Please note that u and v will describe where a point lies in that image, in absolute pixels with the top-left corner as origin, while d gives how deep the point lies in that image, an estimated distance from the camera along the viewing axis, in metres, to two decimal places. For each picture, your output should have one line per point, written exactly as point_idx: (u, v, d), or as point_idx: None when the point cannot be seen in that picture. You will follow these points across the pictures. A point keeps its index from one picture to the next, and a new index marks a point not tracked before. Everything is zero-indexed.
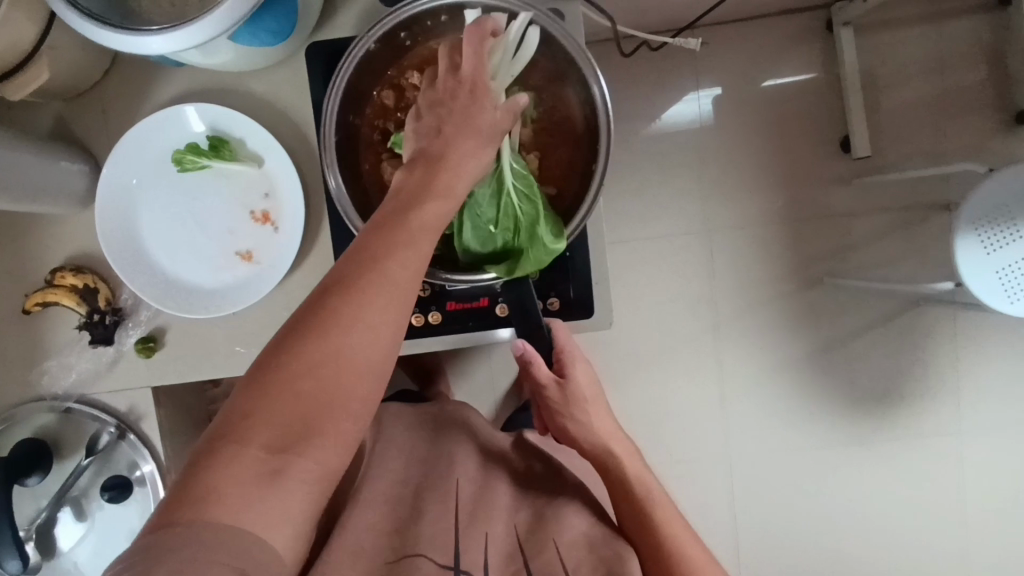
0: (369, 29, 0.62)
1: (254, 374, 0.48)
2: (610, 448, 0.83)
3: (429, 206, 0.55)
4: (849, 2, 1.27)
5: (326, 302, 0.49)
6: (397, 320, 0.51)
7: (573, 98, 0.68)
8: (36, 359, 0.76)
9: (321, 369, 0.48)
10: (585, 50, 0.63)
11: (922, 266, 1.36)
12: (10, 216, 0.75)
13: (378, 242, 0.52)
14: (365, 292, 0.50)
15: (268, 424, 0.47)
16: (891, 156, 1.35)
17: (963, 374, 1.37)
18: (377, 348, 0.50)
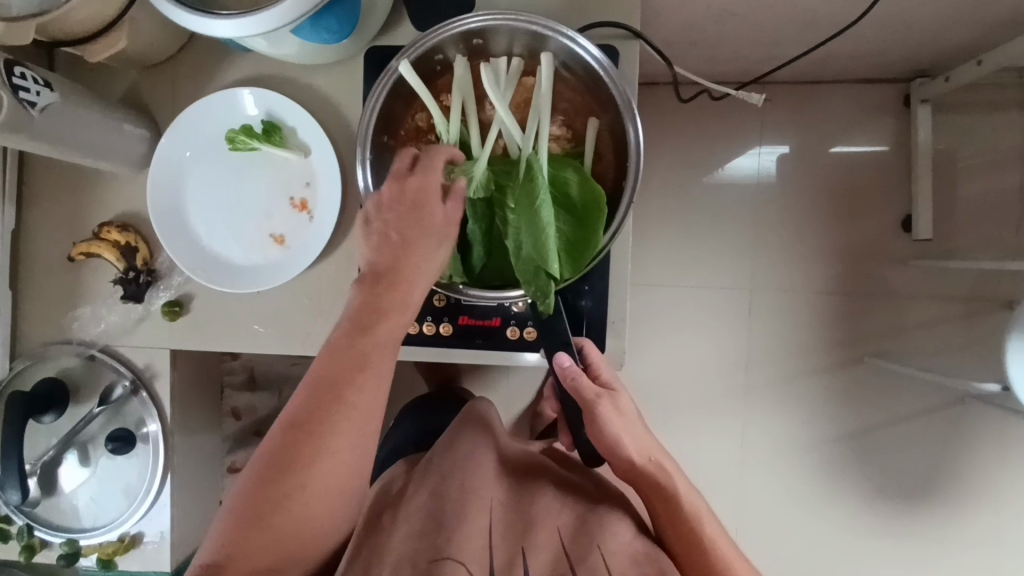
0: (404, 51, 0.62)
1: (243, 495, 0.55)
2: (662, 465, 0.68)
3: (384, 330, 0.60)
4: (930, 81, 1.24)
5: (296, 442, 0.56)
6: (361, 434, 0.58)
7: (604, 121, 0.67)
8: (73, 304, 0.80)
9: (313, 446, 0.56)
10: (616, 72, 0.61)
11: (973, 362, 1.30)
12: (74, 167, 0.80)
13: (340, 369, 0.58)
14: (331, 430, 0.56)
15: (268, 506, 0.54)
16: (955, 244, 1.30)
17: (1006, 486, 1.29)
18: (343, 469, 0.57)
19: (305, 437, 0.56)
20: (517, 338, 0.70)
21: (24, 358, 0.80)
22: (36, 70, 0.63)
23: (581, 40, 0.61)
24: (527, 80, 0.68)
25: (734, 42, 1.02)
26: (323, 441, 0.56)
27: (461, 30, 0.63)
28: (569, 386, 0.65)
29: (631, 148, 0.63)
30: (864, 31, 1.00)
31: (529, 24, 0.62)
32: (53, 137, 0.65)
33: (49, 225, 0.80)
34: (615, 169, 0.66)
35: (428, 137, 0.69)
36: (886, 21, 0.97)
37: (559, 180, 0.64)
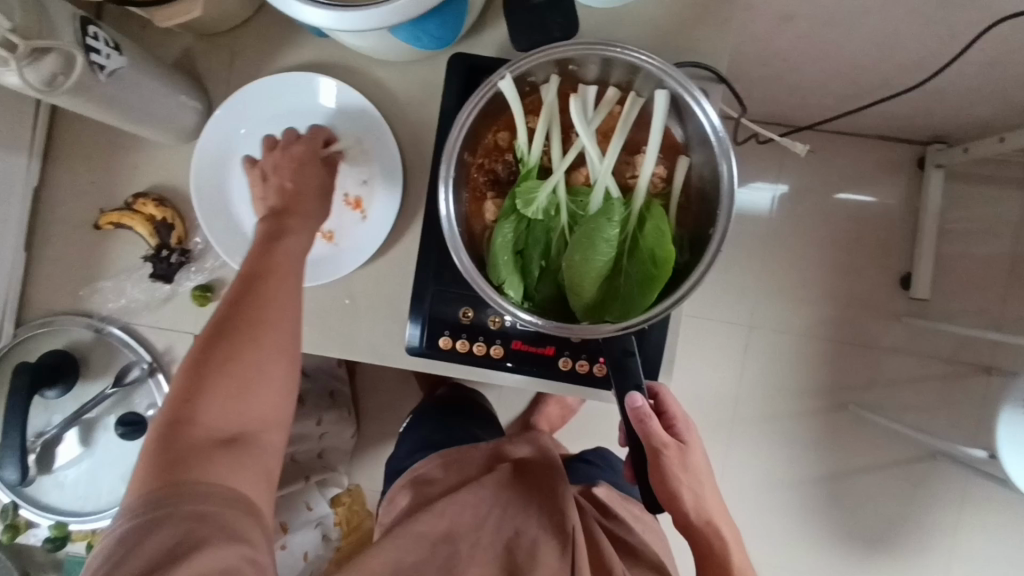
0: (499, 74, 0.61)
1: (184, 385, 0.57)
2: (712, 522, 0.74)
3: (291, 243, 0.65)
4: (948, 148, 1.35)
5: (235, 314, 0.58)
6: (291, 312, 0.61)
7: (694, 159, 0.66)
8: (94, 275, 0.75)
9: (244, 317, 0.59)
10: (721, 125, 0.61)
11: (954, 422, 1.41)
12: (112, 129, 0.74)
13: (254, 273, 0.61)
14: (260, 319, 0.59)
15: (209, 381, 0.56)
16: (950, 309, 1.41)
17: (962, 536, 1.42)
18: (285, 347, 0.60)
19: (230, 313, 0.59)
20: (569, 369, 0.69)
21: (32, 325, 0.75)
22: (108, 29, 0.57)
23: (695, 93, 0.61)
24: (611, 112, 0.67)
25: (818, 70, 1.08)
26: (253, 310, 0.59)
27: (564, 53, 0.61)
28: (642, 427, 0.64)
29: (723, 195, 0.62)
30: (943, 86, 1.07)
31: (634, 58, 0.61)
32: (106, 100, 0.59)
33: (77, 188, 0.75)
34: (696, 213, 0.66)
35: (506, 157, 0.67)
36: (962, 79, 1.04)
37: (658, 256, 0.60)
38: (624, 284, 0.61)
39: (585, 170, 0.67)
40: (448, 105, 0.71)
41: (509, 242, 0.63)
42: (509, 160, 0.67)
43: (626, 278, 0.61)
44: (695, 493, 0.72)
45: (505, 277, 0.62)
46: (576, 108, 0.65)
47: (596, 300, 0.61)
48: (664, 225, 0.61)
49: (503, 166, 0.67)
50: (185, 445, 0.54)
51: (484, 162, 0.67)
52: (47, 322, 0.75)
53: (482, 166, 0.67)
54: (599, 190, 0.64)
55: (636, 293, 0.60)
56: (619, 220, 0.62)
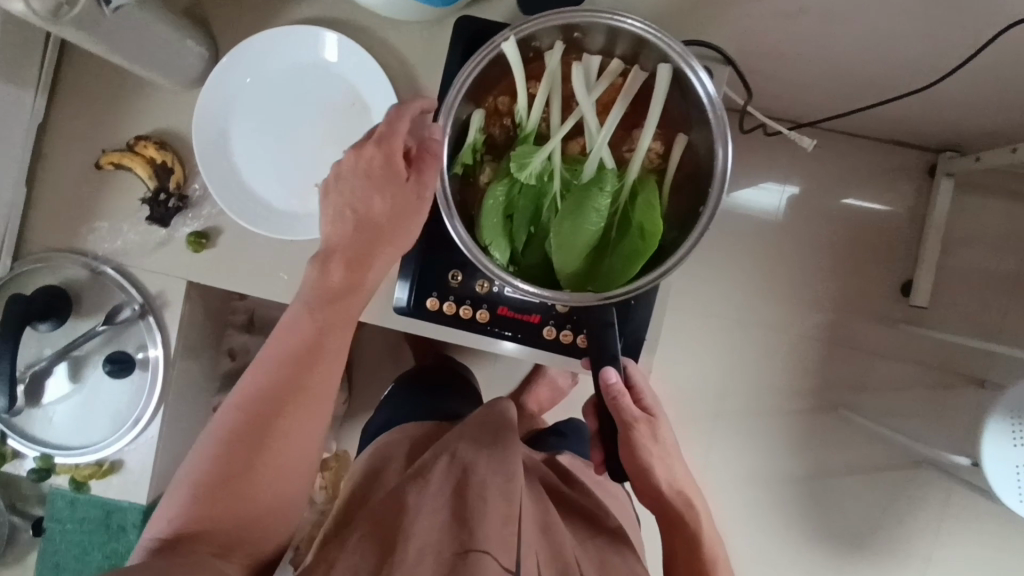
0: (504, 34, 0.61)
1: (200, 475, 0.60)
2: (682, 492, 0.75)
3: (334, 325, 0.64)
4: (959, 156, 1.33)
5: (261, 419, 0.61)
6: (314, 422, 0.64)
7: (692, 138, 0.66)
8: (91, 215, 0.76)
9: (264, 415, 0.61)
10: (722, 109, 0.61)
11: (943, 431, 1.41)
12: (118, 70, 0.75)
13: (294, 371, 0.62)
14: (289, 425, 0.62)
15: (223, 470, 0.60)
16: (948, 318, 1.40)
17: (943, 546, 1.42)
18: (302, 458, 0.64)
19: (254, 407, 0.61)
20: (552, 338, 0.70)
21: (28, 260, 0.76)
22: None
23: (699, 69, 0.60)
24: (613, 84, 0.67)
25: (817, 77, 1.06)
26: (273, 411, 0.61)
27: (569, 19, 0.61)
28: (612, 400, 0.65)
29: (717, 176, 0.62)
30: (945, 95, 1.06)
31: (642, 30, 0.60)
32: (108, 36, 0.59)
33: (79, 127, 0.76)
34: (689, 191, 0.66)
35: (505, 122, 0.68)
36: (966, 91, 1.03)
37: (646, 228, 0.61)
38: (610, 255, 0.63)
39: (581, 140, 0.68)
40: (451, 68, 0.71)
41: (500, 205, 0.64)
42: (507, 126, 0.68)
43: (614, 250, 0.63)
44: (668, 468, 0.73)
45: (492, 239, 0.63)
46: (578, 73, 0.65)
47: (582, 269, 0.63)
48: (654, 199, 0.63)
49: (499, 130, 0.68)
50: (184, 528, 0.58)
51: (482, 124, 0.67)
52: (45, 257, 0.76)
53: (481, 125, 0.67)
54: (592, 161, 0.65)
55: (620, 265, 0.62)
56: (610, 191, 0.63)
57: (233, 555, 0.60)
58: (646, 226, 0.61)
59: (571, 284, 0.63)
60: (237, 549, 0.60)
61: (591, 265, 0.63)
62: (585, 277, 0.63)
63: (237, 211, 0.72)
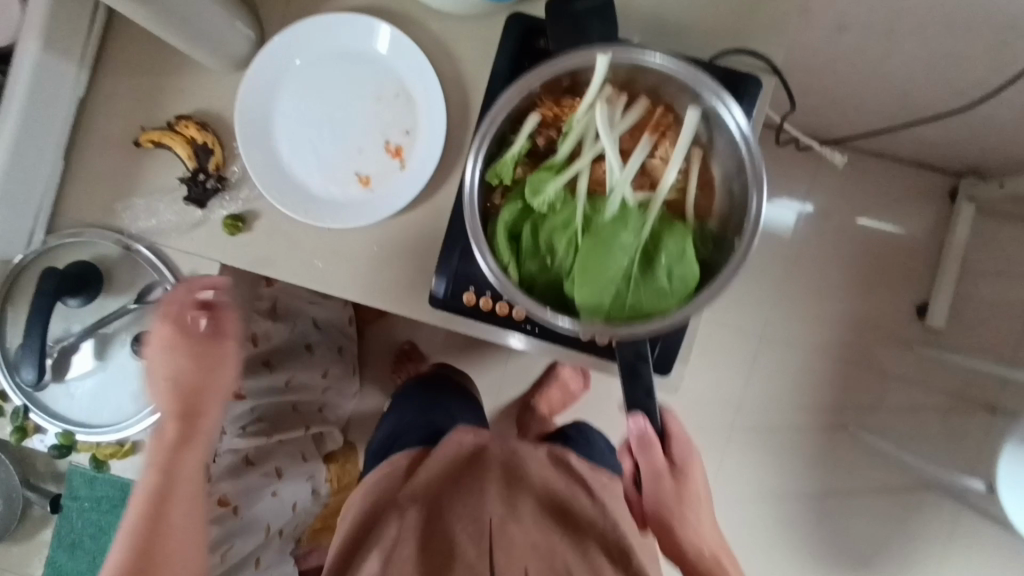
0: (551, 63, 0.62)
1: None
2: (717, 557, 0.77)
3: (192, 458, 0.74)
4: (982, 182, 1.34)
5: (144, 546, 0.69)
6: (187, 541, 0.72)
7: (721, 178, 0.65)
8: (127, 192, 0.76)
9: (144, 542, 0.69)
10: (756, 150, 0.61)
11: (952, 455, 1.41)
12: (164, 47, 0.75)
13: (168, 495, 0.72)
14: (168, 549, 0.70)
15: None
16: (963, 342, 1.41)
17: (946, 570, 1.42)
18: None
19: (134, 538, 0.69)
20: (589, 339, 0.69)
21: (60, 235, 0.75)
22: None
23: (734, 110, 0.62)
24: (647, 118, 0.66)
25: (866, 81, 1.07)
26: (149, 539, 0.69)
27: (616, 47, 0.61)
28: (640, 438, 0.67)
29: (750, 217, 0.61)
30: (981, 116, 1.06)
31: (674, 72, 0.62)
32: None
33: (120, 102, 0.75)
34: (718, 226, 0.65)
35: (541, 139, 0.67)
36: (1003, 111, 1.03)
37: (674, 272, 0.61)
38: (621, 305, 0.62)
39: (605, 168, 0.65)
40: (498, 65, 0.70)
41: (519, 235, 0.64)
42: (548, 137, 0.67)
43: (625, 298, 0.62)
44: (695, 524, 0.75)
45: (507, 258, 0.64)
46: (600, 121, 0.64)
47: (604, 307, 0.61)
48: (686, 246, 0.61)
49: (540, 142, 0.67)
50: None
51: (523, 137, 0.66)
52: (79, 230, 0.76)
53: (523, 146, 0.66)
54: (615, 201, 0.62)
55: (628, 314, 0.62)
56: (633, 231, 0.61)
57: None
58: (661, 281, 0.61)
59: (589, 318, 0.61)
60: None
61: (604, 307, 0.61)
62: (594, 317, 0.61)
63: (272, 195, 0.73)
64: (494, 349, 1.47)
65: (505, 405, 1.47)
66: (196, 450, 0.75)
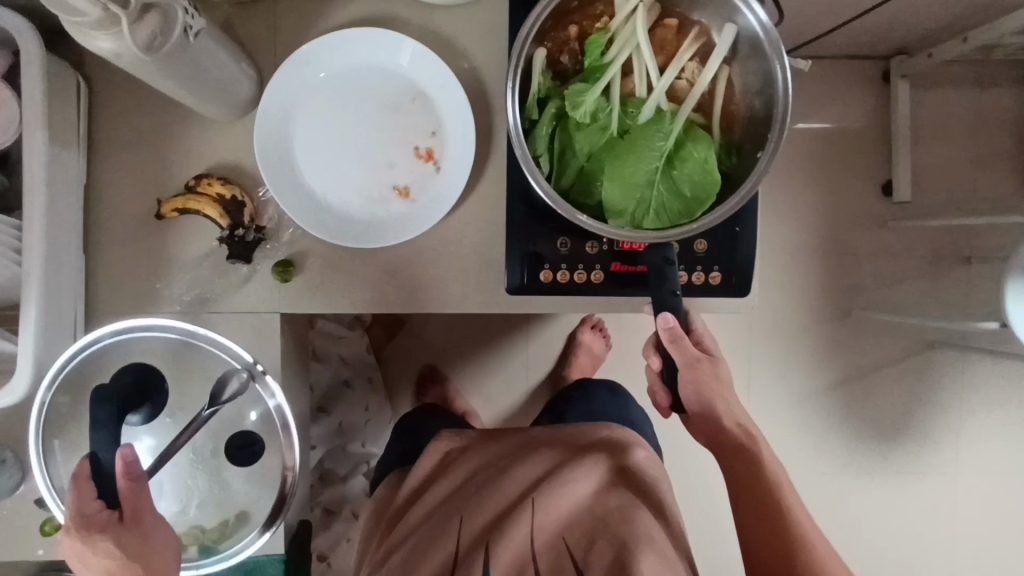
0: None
1: None
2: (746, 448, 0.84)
3: None
4: (909, 58, 1.45)
5: None
6: None
7: (745, 90, 0.67)
8: (162, 268, 0.72)
9: None
10: (779, 41, 0.62)
11: (946, 310, 1.53)
12: (158, 111, 0.71)
13: None
14: None
15: None
16: (928, 207, 1.52)
17: (968, 413, 1.54)
18: None
19: None
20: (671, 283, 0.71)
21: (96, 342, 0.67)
22: None
23: (755, 6, 0.61)
24: (670, 21, 0.67)
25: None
26: None
27: None
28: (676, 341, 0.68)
29: (779, 115, 0.63)
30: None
31: None
32: (191, 67, 0.57)
33: (127, 179, 0.71)
34: (749, 130, 0.67)
35: (571, 52, 0.66)
36: None
37: (696, 181, 0.64)
38: (657, 203, 0.64)
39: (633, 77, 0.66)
40: None
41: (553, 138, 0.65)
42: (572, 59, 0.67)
43: (660, 196, 0.64)
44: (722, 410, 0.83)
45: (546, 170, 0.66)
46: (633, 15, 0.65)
47: (625, 207, 0.64)
48: (708, 156, 0.64)
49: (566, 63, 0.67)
50: None
51: (554, 55, 0.66)
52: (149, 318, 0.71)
53: (546, 57, 0.66)
54: (651, 106, 0.65)
55: (666, 211, 0.65)
56: (669, 134, 0.64)
57: None
58: (691, 177, 0.64)
59: (615, 220, 0.64)
60: None
61: (642, 203, 0.64)
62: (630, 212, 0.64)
63: (310, 225, 0.70)
64: (512, 334, 1.47)
65: (536, 386, 1.48)
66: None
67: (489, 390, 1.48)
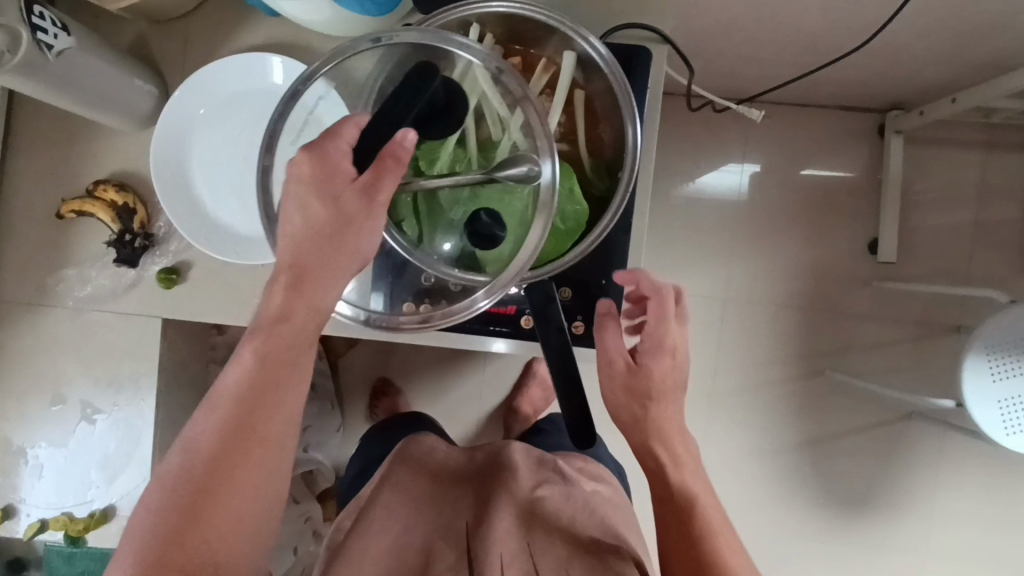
0: (411, 30, 0.61)
1: (154, 520, 0.54)
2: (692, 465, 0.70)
3: (295, 334, 0.57)
4: (905, 113, 1.38)
5: (217, 466, 0.55)
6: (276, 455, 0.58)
7: (601, 118, 0.67)
8: (58, 264, 0.76)
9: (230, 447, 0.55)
10: (620, 72, 0.62)
11: (928, 378, 1.45)
12: (69, 117, 0.75)
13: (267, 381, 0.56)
14: (245, 471, 0.56)
15: (181, 487, 0.54)
16: (916, 270, 1.45)
17: (943, 493, 1.45)
18: (261, 492, 0.57)
19: (223, 421, 0.55)
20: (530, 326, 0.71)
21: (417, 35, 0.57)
22: (55, 12, 0.60)
23: (588, 37, 0.62)
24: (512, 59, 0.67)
25: (771, 37, 1.08)
26: (239, 443, 0.55)
27: (460, 16, 0.62)
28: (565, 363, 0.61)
29: (630, 152, 0.64)
30: (884, 49, 1.09)
31: (535, 14, 0.62)
32: (65, 86, 0.62)
33: (35, 178, 0.76)
34: (610, 156, 0.67)
35: None
36: (907, 42, 1.07)
37: (566, 213, 0.66)
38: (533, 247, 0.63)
39: None
40: None
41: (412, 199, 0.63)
42: None
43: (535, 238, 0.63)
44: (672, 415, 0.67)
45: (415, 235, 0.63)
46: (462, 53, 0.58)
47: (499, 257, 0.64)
48: (574, 185, 0.65)
49: None
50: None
51: None
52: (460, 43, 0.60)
53: None
54: (506, 147, 0.61)
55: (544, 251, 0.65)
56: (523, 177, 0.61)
57: None
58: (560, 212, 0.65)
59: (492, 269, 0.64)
60: None
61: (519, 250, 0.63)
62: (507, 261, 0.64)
63: (206, 246, 0.73)
64: (470, 358, 1.47)
65: (490, 412, 1.47)
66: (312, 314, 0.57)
67: (442, 411, 1.47)
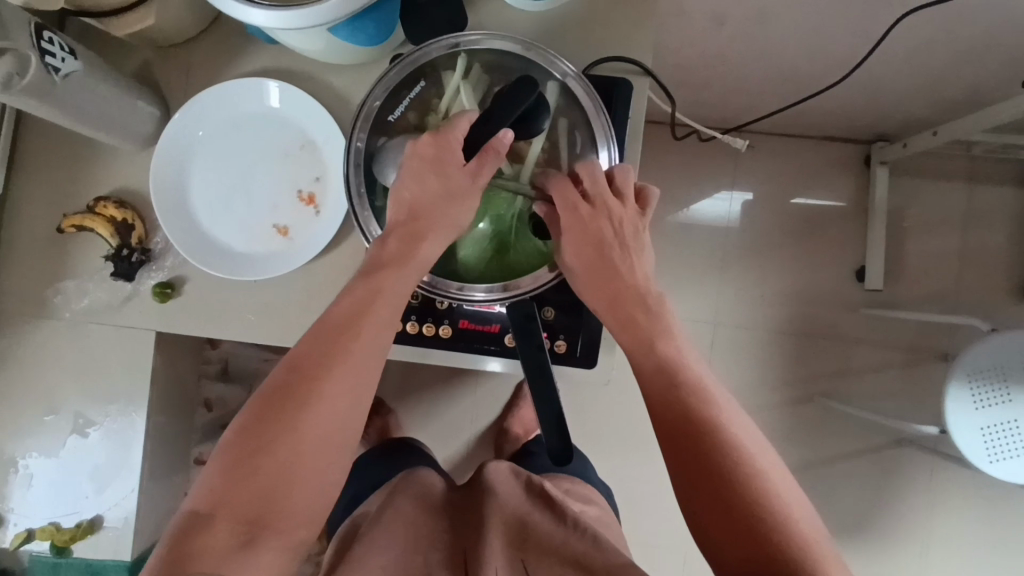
0: (402, 60, 0.66)
1: (229, 448, 0.55)
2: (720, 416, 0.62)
3: (386, 284, 0.60)
4: (889, 145, 1.42)
5: (296, 393, 0.56)
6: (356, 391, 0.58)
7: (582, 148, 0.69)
8: (57, 277, 0.78)
9: (314, 372, 0.56)
10: (598, 101, 0.67)
11: (917, 404, 1.46)
12: (74, 136, 0.78)
13: (351, 317, 0.59)
14: (325, 396, 0.56)
15: (265, 407, 0.56)
16: (904, 297, 1.47)
17: (933, 520, 1.45)
18: (338, 426, 0.57)
19: (308, 356, 0.57)
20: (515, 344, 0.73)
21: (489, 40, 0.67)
22: (63, 37, 0.63)
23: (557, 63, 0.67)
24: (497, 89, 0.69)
25: (754, 68, 1.12)
26: (325, 369, 0.57)
27: (449, 46, 0.67)
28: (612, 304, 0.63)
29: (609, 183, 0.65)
30: (864, 82, 1.13)
31: (515, 46, 0.67)
32: (69, 103, 0.65)
33: (38, 194, 0.78)
34: None
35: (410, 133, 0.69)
36: (887, 76, 1.11)
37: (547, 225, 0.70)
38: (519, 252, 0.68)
39: None
40: None
41: None
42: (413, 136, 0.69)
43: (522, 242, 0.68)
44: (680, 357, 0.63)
45: None
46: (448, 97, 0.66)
47: (485, 265, 0.68)
48: None
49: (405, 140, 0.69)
50: (225, 516, 0.52)
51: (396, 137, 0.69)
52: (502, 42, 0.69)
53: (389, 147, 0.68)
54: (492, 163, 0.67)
55: (526, 261, 0.68)
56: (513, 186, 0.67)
57: (256, 543, 0.52)
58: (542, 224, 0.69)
59: (478, 278, 0.68)
60: (261, 530, 0.53)
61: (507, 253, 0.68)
62: (496, 266, 0.68)
63: (199, 261, 0.75)
64: (461, 378, 1.48)
65: (481, 432, 1.48)
66: (404, 268, 0.61)
67: (433, 431, 1.48)
